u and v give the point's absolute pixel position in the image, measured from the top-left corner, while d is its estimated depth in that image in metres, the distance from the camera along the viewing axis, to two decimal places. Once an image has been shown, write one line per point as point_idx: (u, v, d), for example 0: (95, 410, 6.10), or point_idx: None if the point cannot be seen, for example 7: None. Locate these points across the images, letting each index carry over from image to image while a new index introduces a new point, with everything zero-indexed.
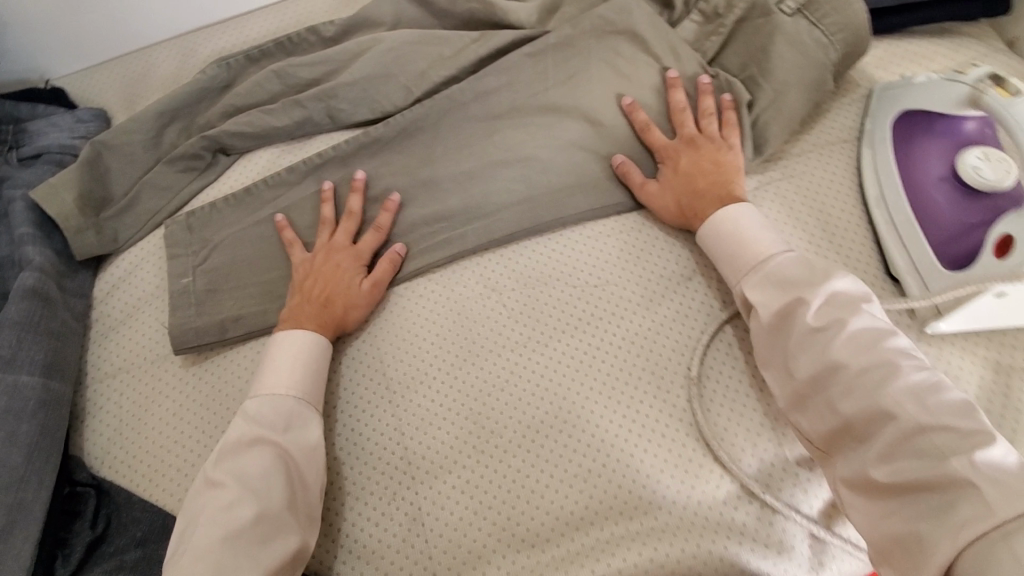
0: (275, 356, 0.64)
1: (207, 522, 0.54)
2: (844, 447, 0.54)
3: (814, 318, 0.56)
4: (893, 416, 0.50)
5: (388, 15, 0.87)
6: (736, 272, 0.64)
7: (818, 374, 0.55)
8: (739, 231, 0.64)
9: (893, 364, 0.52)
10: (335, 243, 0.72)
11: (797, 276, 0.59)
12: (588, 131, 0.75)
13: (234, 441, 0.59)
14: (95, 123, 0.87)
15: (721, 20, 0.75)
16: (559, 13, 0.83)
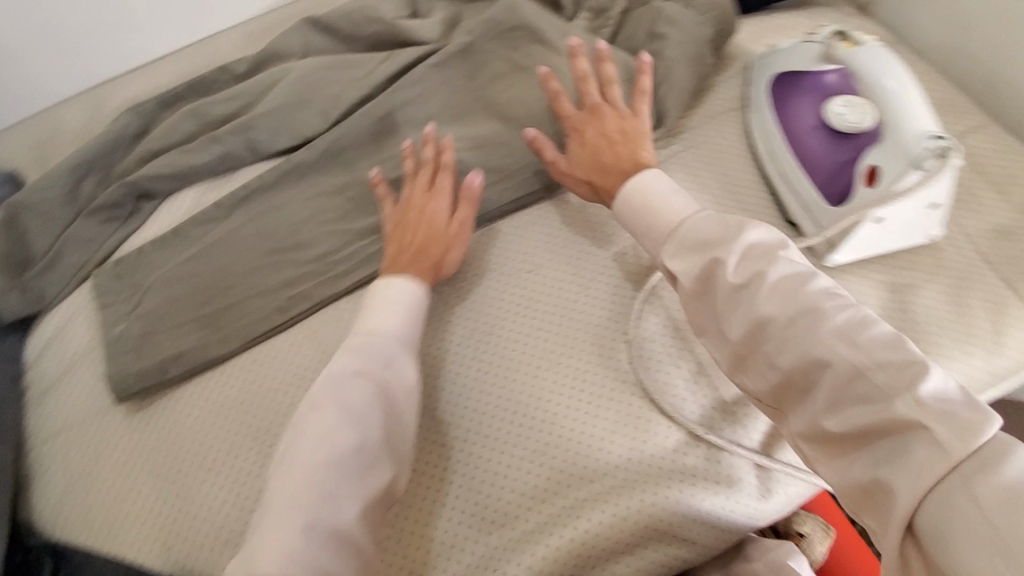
0: (383, 299, 0.65)
1: (313, 445, 0.53)
2: (791, 402, 0.52)
3: (734, 275, 0.55)
4: (826, 363, 0.48)
5: (296, 46, 0.89)
6: (654, 241, 0.64)
7: (750, 331, 0.53)
8: (650, 201, 0.65)
9: (818, 309, 0.50)
10: (419, 192, 0.74)
11: (712, 235, 0.58)
12: (500, 130, 0.81)
13: (337, 373, 0.58)
14: (6, 186, 0.86)
15: (607, 16, 0.84)
16: (459, 25, 0.88)
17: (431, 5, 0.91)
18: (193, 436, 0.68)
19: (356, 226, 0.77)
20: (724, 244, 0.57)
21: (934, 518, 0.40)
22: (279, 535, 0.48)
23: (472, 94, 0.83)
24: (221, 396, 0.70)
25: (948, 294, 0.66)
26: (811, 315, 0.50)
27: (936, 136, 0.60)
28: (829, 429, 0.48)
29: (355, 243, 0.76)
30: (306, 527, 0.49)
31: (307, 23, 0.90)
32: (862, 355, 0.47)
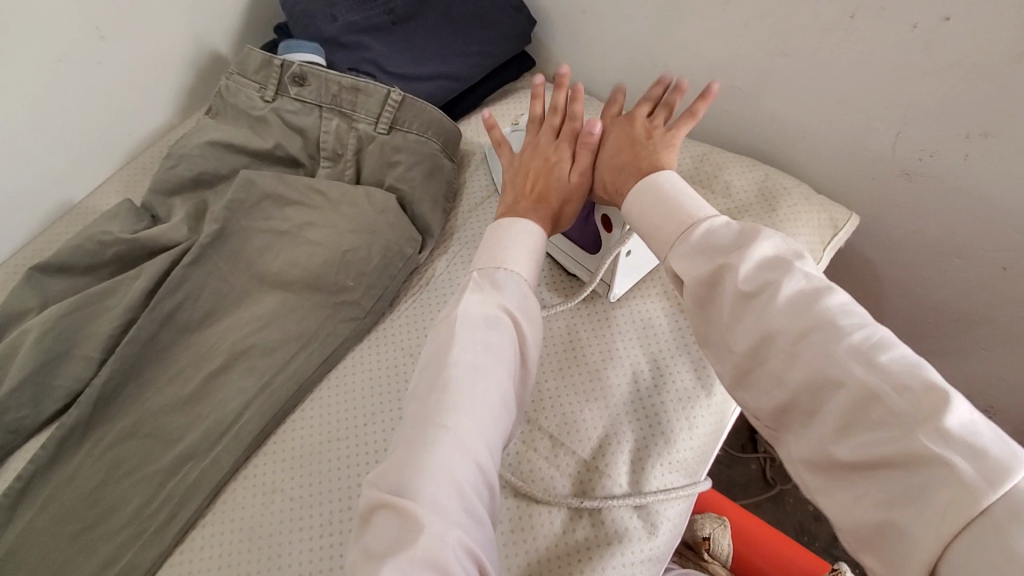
0: (515, 228, 0.63)
1: (464, 391, 0.50)
2: (794, 423, 0.48)
3: (745, 282, 0.49)
4: (841, 382, 0.43)
5: (31, 299, 0.81)
6: (663, 243, 0.57)
7: (756, 343, 0.48)
8: (658, 200, 0.59)
9: (834, 325, 0.45)
10: (546, 138, 0.74)
11: (736, 241, 0.52)
12: (287, 297, 0.80)
13: (472, 306, 0.56)
14: None
15: (344, 160, 0.88)
16: (207, 212, 0.87)
17: (170, 204, 0.89)
18: None
19: (167, 460, 0.70)
20: (739, 248, 0.52)
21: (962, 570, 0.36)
22: (433, 472, 0.45)
23: (243, 274, 0.82)
24: None
25: None
26: (819, 330, 0.45)
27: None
28: (839, 457, 0.43)
29: (172, 479, 0.69)
30: (456, 467, 0.46)
31: (34, 270, 0.82)
32: (882, 381, 0.42)
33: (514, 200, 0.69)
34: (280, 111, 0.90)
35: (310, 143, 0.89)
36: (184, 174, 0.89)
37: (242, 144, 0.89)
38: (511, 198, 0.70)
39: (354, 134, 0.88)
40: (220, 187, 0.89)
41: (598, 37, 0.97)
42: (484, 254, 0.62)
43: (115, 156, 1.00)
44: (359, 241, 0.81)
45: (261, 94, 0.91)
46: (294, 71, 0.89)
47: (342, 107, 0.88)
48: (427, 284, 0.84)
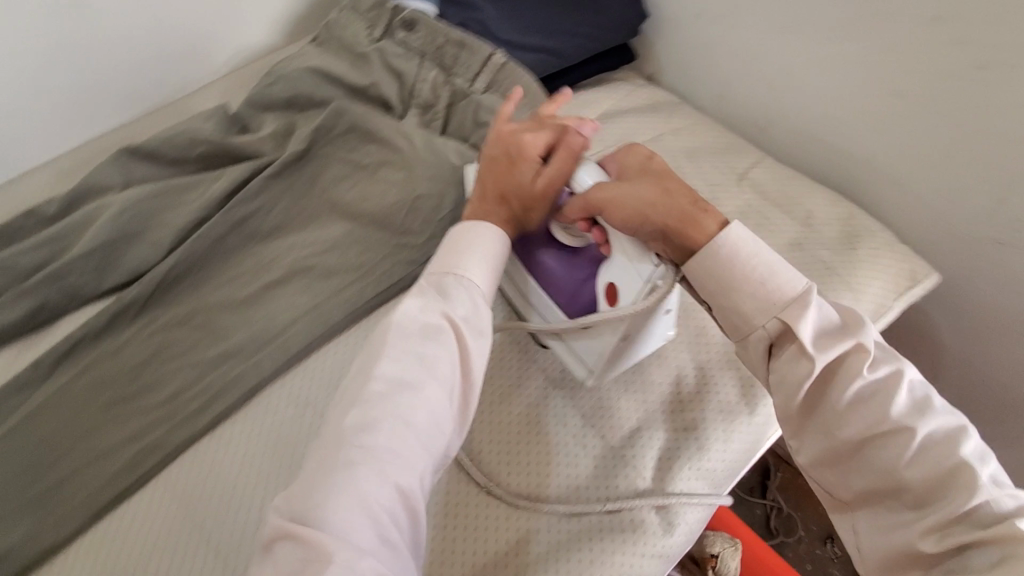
0: (477, 236, 0.62)
1: (384, 409, 0.50)
2: (874, 509, 0.51)
3: (868, 369, 0.50)
4: (963, 483, 0.46)
5: (117, 178, 0.84)
6: (766, 310, 0.52)
7: (865, 436, 0.50)
8: (758, 260, 0.52)
9: (951, 433, 0.48)
10: (517, 127, 0.67)
11: (848, 324, 0.52)
12: (354, 228, 0.82)
13: (410, 320, 0.55)
14: None
15: (434, 112, 0.89)
16: (292, 134, 0.89)
17: (261, 119, 0.91)
18: None
19: (211, 354, 0.72)
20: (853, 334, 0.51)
21: None
22: (343, 498, 0.45)
23: (315, 198, 0.84)
24: None
25: None
26: (942, 431, 0.48)
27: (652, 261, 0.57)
28: (922, 549, 0.47)
29: (211, 373, 0.71)
30: (376, 488, 0.46)
31: (123, 151, 0.85)
32: (987, 481, 0.46)
33: (475, 202, 0.66)
34: (384, 53, 0.90)
35: (406, 89, 0.90)
36: (279, 94, 0.91)
37: (340, 77, 0.91)
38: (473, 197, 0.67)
39: (449, 89, 0.89)
40: (311, 113, 0.91)
41: (707, 45, 0.97)
42: (439, 260, 0.61)
43: (217, 65, 1.03)
44: (433, 191, 0.82)
45: (369, 32, 0.93)
46: (407, 17, 0.91)
47: (444, 61, 0.89)
48: None
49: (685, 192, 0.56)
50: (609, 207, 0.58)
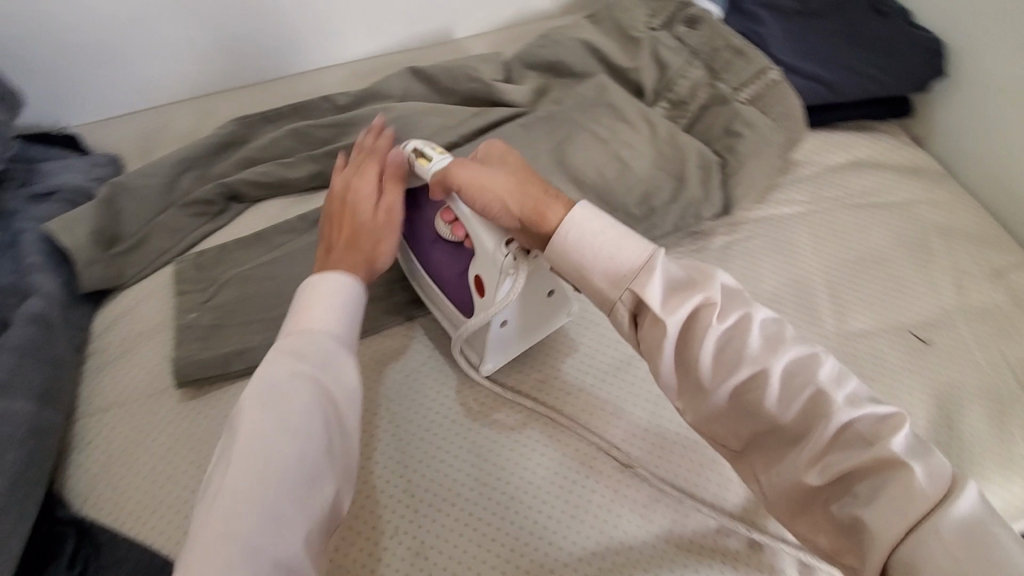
0: (314, 300, 0.59)
1: (243, 485, 0.46)
2: (766, 449, 0.52)
3: (717, 319, 0.52)
4: (826, 412, 0.48)
5: (398, 89, 0.95)
6: (619, 280, 0.55)
7: (739, 385, 0.51)
8: (597, 234, 0.56)
9: (807, 371, 0.50)
10: (342, 180, 0.70)
11: (692, 278, 0.54)
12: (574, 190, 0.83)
13: (269, 385, 0.51)
14: (109, 167, 0.87)
15: (685, 108, 0.89)
16: (546, 95, 0.95)
17: (522, 74, 0.97)
18: None
19: None
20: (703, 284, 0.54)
21: (913, 550, 0.42)
22: None
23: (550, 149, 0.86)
24: None
25: (992, 415, 0.70)
26: (794, 360, 0.50)
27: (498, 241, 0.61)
28: (811, 482, 0.48)
29: None
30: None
31: (410, 70, 0.96)
32: (839, 398, 0.48)
33: (325, 254, 0.65)
34: (657, 42, 0.92)
35: (665, 80, 0.90)
36: (547, 57, 0.96)
37: (608, 54, 0.94)
38: (324, 250, 0.66)
39: (709, 90, 0.88)
40: (568, 81, 0.96)
41: (1005, 120, 0.86)
42: (291, 324, 0.58)
43: (495, 18, 1.09)
44: (665, 182, 0.82)
45: (648, 20, 0.94)
46: (691, 15, 0.92)
47: (713, 62, 0.89)
48: (697, 251, 0.83)
49: (538, 186, 0.62)
50: (471, 197, 0.62)
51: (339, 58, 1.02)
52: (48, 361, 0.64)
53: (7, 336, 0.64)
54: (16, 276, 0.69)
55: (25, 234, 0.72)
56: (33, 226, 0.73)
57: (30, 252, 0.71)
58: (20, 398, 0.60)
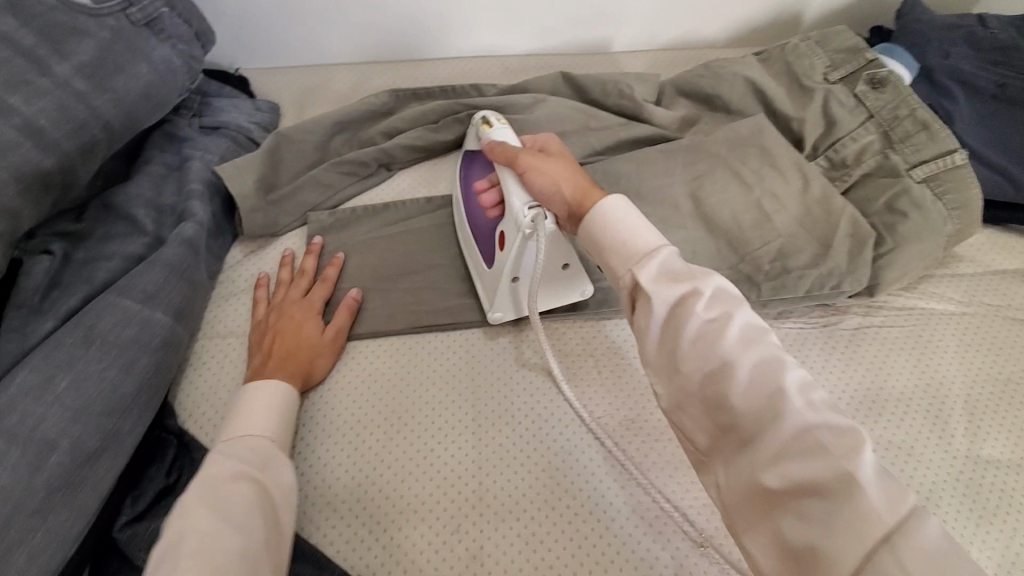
0: (247, 408, 0.60)
1: (186, 563, 0.44)
2: (727, 449, 0.46)
3: (705, 308, 0.49)
4: (784, 412, 0.43)
5: (546, 91, 0.95)
6: (625, 260, 0.55)
7: (710, 372, 0.47)
8: (619, 221, 0.57)
9: (778, 371, 0.45)
10: (288, 295, 0.73)
11: (690, 271, 0.52)
12: (702, 229, 0.79)
13: (206, 483, 0.50)
14: (269, 114, 0.93)
15: (847, 170, 0.83)
16: (695, 126, 0.91)
17: (674, 101, 0.94)
18: (330, 401, 0.69)
19: None
20: (695, 275, 0.51)
21: None
22: None
23: (684, 189, 0.82)
24: (368, 373, 0.72)
25: None
26: (771, 360, 0.45)
27: (530, 205, 0.66)
28: (765, 482, 0.42)
29: None
30: None
31: (562, 74, 0.95)
32: (802, 405, 0.43)
33: (256, 366, 0.66)
34: (831, 96, 0.86)
35: (831, 137, 0.85)
36: (705, 88, 0.92)
37: (773, 98, 0.88)
38: (254, 363, 0.67)
39: (879, 158, 0.82)
40: (722, 117, 0.91)
41: None
42: (224, 432, 0.58)
43: (656, 39, 1.06)
44: (807, 246, 0.76)
45: (826, 70, 0.89)
46: (877, 75, 0.86)
47: (892, 129, 0.83)
48: (823, 326, 0.77)
49: (589, 178, 0.66)
50: (527, 172, 0.68)
51: (502, 52, 1.05)
52: (187, 282, 0.69)
53: (161, 252, 0.69)
54: (177, 198, 0.76)
55: (192, 162, 0.79)
56: (201, 156, 0.80)
57: (194, 179, 0.77)
58: (161, 311, 0.66)
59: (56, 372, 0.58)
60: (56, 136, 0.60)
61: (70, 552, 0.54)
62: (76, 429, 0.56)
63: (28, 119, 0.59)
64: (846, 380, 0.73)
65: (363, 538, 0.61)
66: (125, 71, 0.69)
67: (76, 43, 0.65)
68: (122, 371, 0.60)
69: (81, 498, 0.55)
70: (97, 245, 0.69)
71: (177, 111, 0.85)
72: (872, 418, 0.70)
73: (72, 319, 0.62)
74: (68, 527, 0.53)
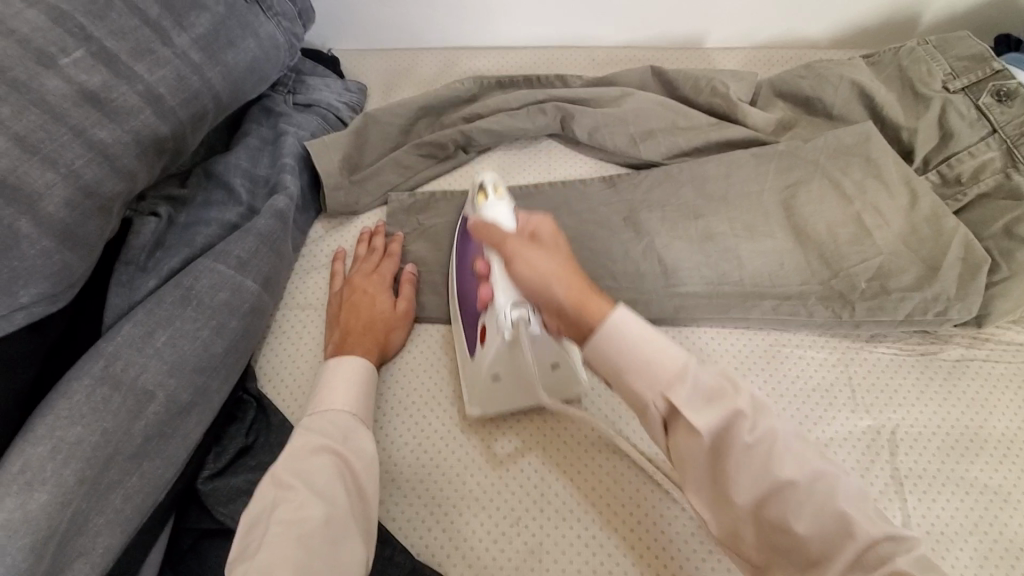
0: (331, 378, 0.63)
1: (275, 534, 0.48)
2: (786, 570, 0.41)
3: (750, 433, 0.41)
4: (850, 532, 0.39)
5: (634, 86, 0.92)
6: (653, 390, 0.44)
7: (761, 498, 0.41)
8: (634, 346, 0.44)
9: (828, 481, 0.40)
10: (358, 271, 0.75)
11: (722, 386, 0.43)
12: (792, 240, 0.75)
13: (290, 457, 0.54)
14: (357, 95, 0.95)
15: (962, 188, 0.77)
16: (792, 131, 0.86)
17: (771, 102, 0.89)
18: (397, 380, 0.71)
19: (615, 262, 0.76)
20: (734, 390, 0.43)
21: None
22: None
23: (776, 195, 0.78)
24: (439, 355, 0.73)
25: None
26: (815, 474, 0.40)
27: (515, 304, 0.58)
28: None
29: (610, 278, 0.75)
30: None
31: (652, 68, 0.92)
32: (858, 512, 0.39)
33: (335, 342, 0.68)
34: (950, 107, 0.80)
35: (945, 151, 0.79)
36: (805, 89, 0.87)
37: (883, 105, 0.82)
38: (333, 340, 0.68)
39: (999, 178, 0.75)
40: (821, 123, 0.86)
41: None
42: (311, 403, 0.61)
43: (753, 36, 1.02)
44: (910, 267, 0.71)
45: (946, 78, 0.82)
46: (1005, 87, 0.78)
47: (1017, 146, 0.75)
48: (920, 355, 0.72)
49: (585, 272, 0.50)
50: (510, 262, 0.52)
51: (590, 44, 1.03)
52: (275, 252, 0.72)
53: (254, 221, 0.72)
54: (270, 170, 0.79)
55: (286, 137, 0.81)
56: (294, 132, 0.82)
57: (287, 153, 0.79)
58: (251, 278, 0.68)
59: (156, 328, 0.61)
60: (172, 105, 0.64)
61: (158, 498, 0.57)
62: (171, 383, 0.59)
63: (149, 86, 0.62)
64: (943, 415, 0.67)
65: (424, 519, 0.62)
66: (235, 45, 0.72)
67: (194, 17, 0.68)
68: (214, 332, 0.64)
69: (172, 447, 0.58)
70: (196, 210, 0.73)
71: (273, 87, 0.88)
72: (969, 457, 0.65)
73: (173, 279, 0.65)
74: (159, 473, 0.57)
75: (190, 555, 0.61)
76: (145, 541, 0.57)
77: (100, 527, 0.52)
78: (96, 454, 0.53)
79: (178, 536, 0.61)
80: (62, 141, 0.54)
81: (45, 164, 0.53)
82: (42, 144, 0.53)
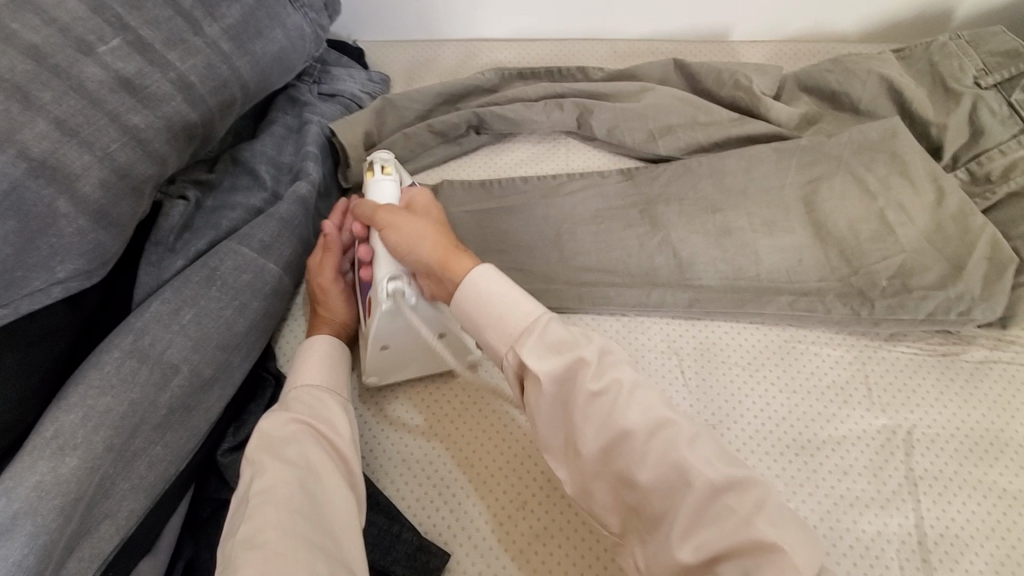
0: (300, 360, 0.64)
1: (253, 501, 0.49)
2: (649, 528, 0.44)
3: (593, 381, 0.45)
4: (687, 479, 0.42)
5: (654, 79, 0.92)
6: (501, 338, 0.50)
7: (608, 446, 0.45)
8: (486, 295, 0.51)
9: (671, 424, 0.44)
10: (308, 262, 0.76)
11: (571, 338, 0.48)
12: (810, 236, 0.75)
13: (260, 435, 0.55)
14: (380, 86, 0.96)
15: (991, 186, 0.74)
16: (816, 126, 0.85)
17: (795, 96, 0.88)
18: None
19: (629, 256, 0.76)
20: (582, 344, 0.47)
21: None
22: None
23: (796, 190, 0.77)
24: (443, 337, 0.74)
25: None
26: (659, 422, 0.44)
27: (393, 275, 0.63)
28: (680, 559, 0.41)
29: (623, 271, 0.75)
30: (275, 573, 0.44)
31: (675, 60, 0.91)
32: (698, 459, 0.42)
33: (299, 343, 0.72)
34: (982, 104, 0.77)
35: (975, 149, 0.77)
36: (831, 83, 0.85)
37: (911, 99, 0.80)
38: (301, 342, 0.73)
39: None
40: (846, 118, 0.84)
41: None
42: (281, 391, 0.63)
43: (780, 29, 1.00)
44: (933, 265, 0.70)
45: (977, 74, 0.79)
46: None
47: None
48: (942, 356, 0.70)
49: (453, 238, 0.59)
50: (389, 229, 0.62)
51: (612, 36, 1.03)
52: (296, 238, 0.74)
53: (278, 206, 0.74)
54: (294, 158, 0.81)
55: (309, 125, 0.83)
56: (317, 120, 0.84)
57: (311, 142, 0.81)
58: (273, 261, 0.71)
59: (182, 306, 0.63)
60: (202, 92, 0.66)
61: (181, 467, 0.60)
62: (195, 357, 0.62)
63: (181, 74, 0.64)
64: (963, 418, 0.66)
65: (433, 501, 0.63)
66: (263, 35, 0.74)
67: (225, 7, 0.70)
68: (236, 312, 0.66)
69: (195, 419, 0.61)
70: (224, 195, 0.76)
71: (299, 77, 0.90)
72: (988, 462, 0.63)
73: (199, 260, 0.68)
74: (181, 444, 0.60)
75: (209, 523, 0.64)
76: (167, 508, 0.60)
77: (125, 492, 0.55)
78: (124, 422, 0.55)
79: (200, 505, 0.65)
80: (98, 125, 0.57)
81: (82, 146, 0.56)
82: (80, 127, 0.56)
